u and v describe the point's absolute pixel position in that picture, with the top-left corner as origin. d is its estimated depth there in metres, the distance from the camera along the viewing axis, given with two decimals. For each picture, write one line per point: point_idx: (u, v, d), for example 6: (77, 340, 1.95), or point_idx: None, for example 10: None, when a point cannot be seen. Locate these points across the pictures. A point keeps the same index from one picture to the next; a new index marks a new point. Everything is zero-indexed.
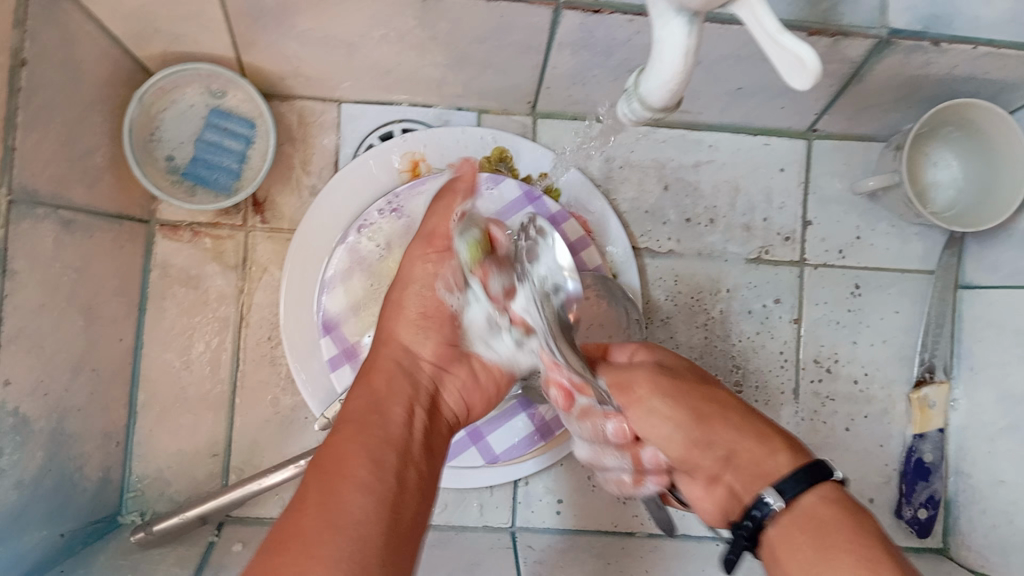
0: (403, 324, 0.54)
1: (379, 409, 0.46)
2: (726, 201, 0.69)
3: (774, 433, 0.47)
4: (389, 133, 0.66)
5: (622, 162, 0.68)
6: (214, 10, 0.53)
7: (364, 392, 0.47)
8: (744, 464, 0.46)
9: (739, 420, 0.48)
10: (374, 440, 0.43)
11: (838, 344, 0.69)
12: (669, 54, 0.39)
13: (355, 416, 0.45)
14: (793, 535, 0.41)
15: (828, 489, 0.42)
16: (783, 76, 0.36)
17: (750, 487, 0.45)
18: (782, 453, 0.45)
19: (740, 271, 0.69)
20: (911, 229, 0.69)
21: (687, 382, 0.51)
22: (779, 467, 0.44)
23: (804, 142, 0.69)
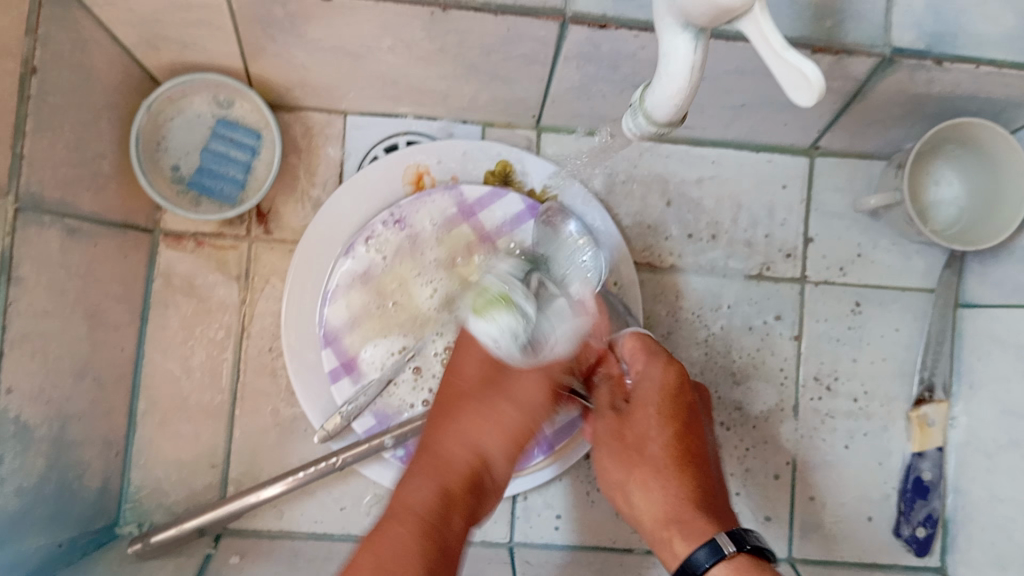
0: (487, 427, 0.50)
1: (445, 505, 0.48)
2: (728, 217, 0.69)
3: (676, 516, 0.49)
4: (394, 145, 0.67)
5: (626, 176, 0.69)
6: (222, 19, 0.53)
7: (440, 477, 0.49)
8: (647, 530, 0.51)
9: (653, 489, 0.50)
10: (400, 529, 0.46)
11: (838, 361, 0.69)
12: (675, 71, 0.39)
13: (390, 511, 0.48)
14: None
15: (734, 563, 0.45)
16: (788, 91, 0.36)
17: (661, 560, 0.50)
18: (677, 541, 0.48)
19: (740, 286, 0.69)
20: (912, 246, 0.70)
21: (634, 440, 0.52)
22: (677, 555, 0.48)
23: (806, 159, 0.69)
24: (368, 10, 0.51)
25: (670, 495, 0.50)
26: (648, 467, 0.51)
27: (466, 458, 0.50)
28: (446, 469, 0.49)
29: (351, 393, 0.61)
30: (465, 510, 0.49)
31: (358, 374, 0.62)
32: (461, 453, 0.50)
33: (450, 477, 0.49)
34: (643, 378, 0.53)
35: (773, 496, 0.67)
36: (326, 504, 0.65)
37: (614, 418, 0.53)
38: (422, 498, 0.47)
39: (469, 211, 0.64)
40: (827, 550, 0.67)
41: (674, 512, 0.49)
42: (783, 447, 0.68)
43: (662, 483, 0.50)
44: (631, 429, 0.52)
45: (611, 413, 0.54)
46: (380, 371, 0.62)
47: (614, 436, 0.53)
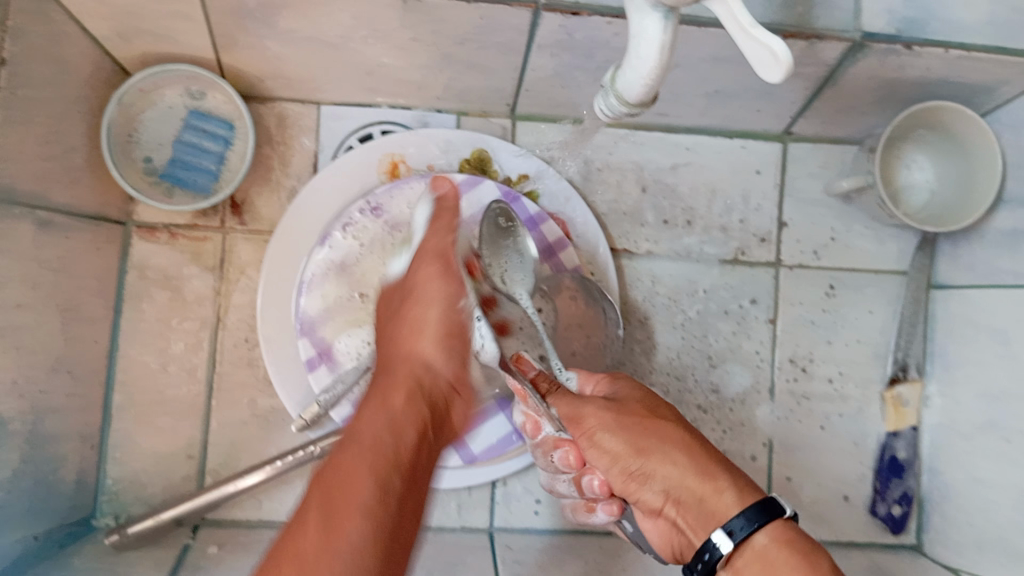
0: (423, 342, 0.52)
1: (402, 415, 0.46)
2: (703, 202, 0.69)
3: (721, 471, 0.46)
4: (369, 134, 0.67)
5: (601, 163, 0.69)
6: (195, 10, 0.53)
7: (381, 397, 0.47)
8: (684, 500, 0.46)
9: (687, 459, 0.47)
10: (374, 456, 0.42)
11: (813, 344, 0.70)
12: (643, 50, 0.39)
13: (360, 430, 0.44)
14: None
15: (781, 527, 0.43)
16: (755, 67, 0.37)
17: (704, 528, 0.44)
18: (728, 493, 0.45)
19: (716, 271, 0.69)
20: (884, 231, 0.70)
21: (644, 414, 0.49)
22: (727, 506, 0.44)
23: (779, 144, 0.70)
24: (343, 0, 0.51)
25: (697, 454, 0.47)
26: (672, 433, 0.48)
27: (431, 378, 0.51)
28: (386, 391, 0.48)
29: (328, 382, 0.61)
30: (419, 413, 0.47)
31: (335, 363, 0.62)
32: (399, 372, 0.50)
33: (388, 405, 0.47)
34: (614, 382, 0.53)
35: (752, 478, 0.68)
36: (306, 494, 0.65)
37: (609, 408, 0.49)
38: (371, 416, 0.45)
39: None
40: (808, 531, 0.67)
41: (711, 468, 0.46)
42: (760, 430, 0.68)
43: (690, 452, 0.47)
44: (631, 409, 0.49)
45: (602, 402, 0.50)
46: (358, 359, 0.62)
47: (620, 429, 0.48)
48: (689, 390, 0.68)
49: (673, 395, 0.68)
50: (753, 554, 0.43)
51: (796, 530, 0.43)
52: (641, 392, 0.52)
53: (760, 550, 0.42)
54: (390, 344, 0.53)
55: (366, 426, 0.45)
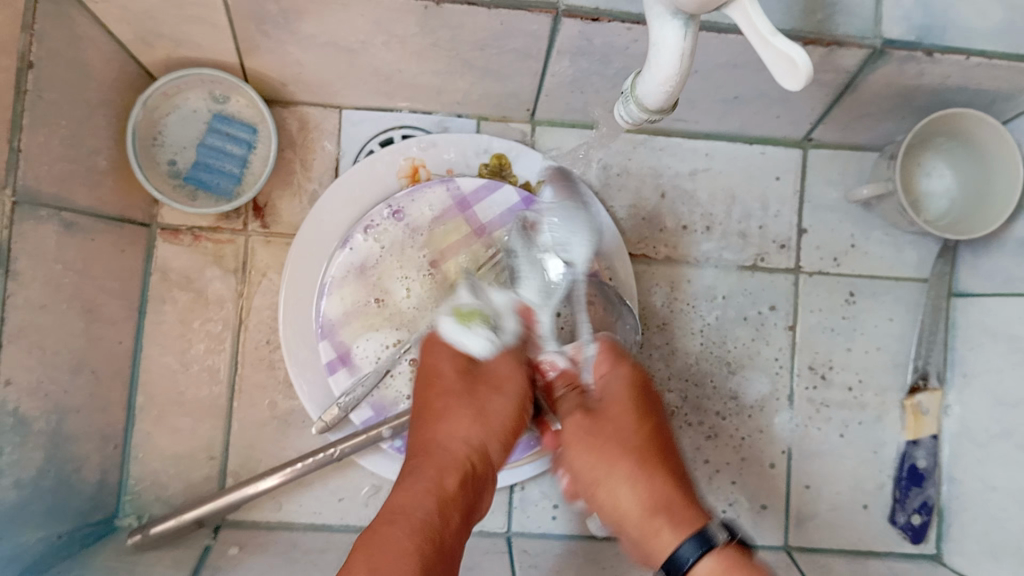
0: (468, 414, 0.52)
1: (438, 504, 0.46)
2: (722, 208, 0.70)
3: (663, 509, 0.47)
4: (389, 139, 0.67)
5: (620, 169, 0.69)
6: (216, 15, 0.53)
7: (425, 475, 0.48)
8: (631, 532, 0.48)
9: (634, 485, 0.48)
10: (409, 533, 0.44)
11: (833, 351, 0.69)
12: (666, 57, 0.39)
13: (400, 504, 0.46)
14: None
15: (723, 555, 0.44)
16: (776, 75, 0.37)
17: (648, 558, 0.47)
18: (666, 531, 0.46)
19: (735, 277, 0.69)
20: (904, 238, 0.70)
21: (614, 438, 0.50)
22: (665, 546, 0.46)
23: (799, 151, 0.70)
24: (361, 6, 0.51)
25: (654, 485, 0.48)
26: (627, 461, 0.49)
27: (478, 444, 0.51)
28: (430, 455, 0.50)
29: (347, 385, 0.62)
30: (466, 499, 0.48)
31: (354, 366, 0.63)
32: (452, 451, 0.50)
33: (438, 490, 0.47)
34: (609, 373, 0.54)
35: (769, 485, 0.68)
36: (324, 497, 0.65)
37: (588, 421, 0.51)
38: (417, 496, 0.47)
39: (464, 203, 0.64)
40: (826, 538, 0.67)
41: (661, 503, 0.47)
42: (778, 436, 0.68)
43: (643, 482, 0.48)
44: (604, 425, 0.51)
45: (582, 413, 0.52)
46: (375, 363, 0.63)
47: (591, 438, 0.50)
48: (707, 396, 0.68)
49: (690, 401, 0.68)
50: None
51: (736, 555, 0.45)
52: (631, 390, 0.54)
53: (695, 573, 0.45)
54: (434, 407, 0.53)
55: (404, 503, 0.46)
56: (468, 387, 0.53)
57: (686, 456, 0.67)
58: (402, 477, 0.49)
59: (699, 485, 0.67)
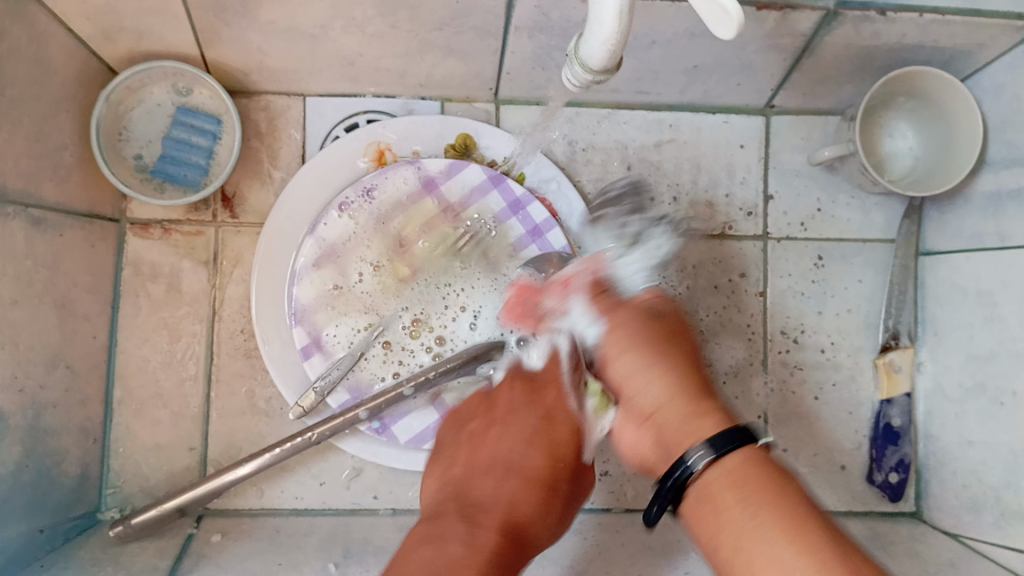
0: (521, 490, 0.55)
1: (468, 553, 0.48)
2: (689, 178, 0.70)
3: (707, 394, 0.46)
4: (355, 124, 0.67)
5: (585, 144, 0.69)
6: (175, 5, 0.54)
7: (483, 521, 0.52)
8: (668, 419, 0.45)
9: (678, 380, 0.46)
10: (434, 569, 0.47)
11: (805, 315, 0.70)
12: (607, 18, 0.39)
13: (449, 529, 0.50)
14: (717, 495, 0.40)
15: (754, 454, 0.41)
16: (710, 26, 0.38)
17: (684, 443, 0.43)
18: (705, 412, 0.44)
19: (705, 246, 0.70)
20: (870, 200, 0.71)
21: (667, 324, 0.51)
22: (699, 421, 0.44)
23: (762, 118, 0.70)
24: None
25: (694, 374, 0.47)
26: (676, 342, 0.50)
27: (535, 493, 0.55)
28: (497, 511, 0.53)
29: (323, 369, 0.62)
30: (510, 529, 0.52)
31: (328, 351, 0.63)
32: (514, 503, 0.54)
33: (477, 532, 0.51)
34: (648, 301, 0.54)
35: None
36: (307, 482, 0.65)
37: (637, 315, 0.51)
38: (448, 553, 0.48)
39: (431, 183, 0.65)
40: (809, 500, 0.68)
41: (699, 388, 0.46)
42: (754, 402, 0.69)
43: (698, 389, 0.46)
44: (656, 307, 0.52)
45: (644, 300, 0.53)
46: (347, 346, 0.63)
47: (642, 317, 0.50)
48: None
49: None
50: (720, 476, 0.41)
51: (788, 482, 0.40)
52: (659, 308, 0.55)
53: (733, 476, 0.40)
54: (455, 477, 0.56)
55: (454, 535, 0.50)
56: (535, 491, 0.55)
57: None
58: (424, 545, 0.49)
59: None
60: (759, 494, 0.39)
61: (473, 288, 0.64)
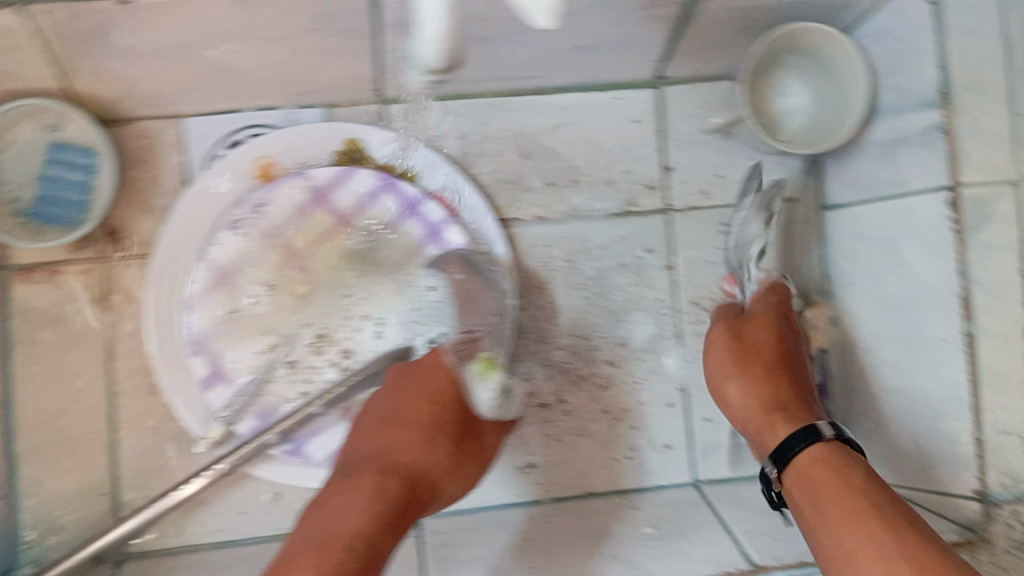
0: (441, 451, 0.55)
1: (386, 506, 0.50)
2: (585, 158, 0.69)
3: (779, 412, 0.57)
4: (235, 142, 0.65)
5: (478, 136, 0.67)
6: (27, 41, 0.51)
7: (399, 476, 0.52)
8: (750, 427, 0.59)
9: (754, 387, 0.60)
10: (353, 519, 0.48)
11: (714, 284, 0.70)
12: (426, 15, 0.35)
13: (366, 480, 0.51)
14: (813, 475, 0.52)
15: (823, 448, 0.53)
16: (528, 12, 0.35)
17: (763, 450, 0.57)
18: (779, 424, 0.56)
19: (609, 225, 0.69)
20: (769, 160, 0.70)
21: (770, 342, 0.62)
22: (778, 436, 0.56)
23: (652, 91, 0.69)
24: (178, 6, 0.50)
25: (782, 393, 0.59)
26: (758, 368, 0.60)
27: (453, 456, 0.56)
28: (415, 472, 0.54)
29: (228, 398, 0.61)
30: (422, 485, 0.53)
31: (230, 378, 0.62)
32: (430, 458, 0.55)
33: (380, 487, 0.51)
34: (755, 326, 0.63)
35: (670, 426, 0.69)
36: (226, 514, 0.64)
37: (728, 334, 0.64)
38: (349, 514, 0.48)
39: (321, 193, 0.64)
40: (734, 467, 0.69)
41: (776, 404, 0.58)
42: (671, 377, 0.69)
43: (763, 385, 0.59)
44: (749, 340, 0.62)
45: (732, 331, 0.63)
46: (250, 368, 0.62)
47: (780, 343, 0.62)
48: (596, 348, 0.69)
49: (580, 355, 0.68)
50: (807, 480, 0.52)
51: (854, 479, 0.50)
52: (772, 333, 0.62)
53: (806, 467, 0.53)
54: (369, 432, 0.57)
55: (365, 483, 0.51)
56: (459, 451, 0.56)
57: (584, 408, 0.68)
58: (330, 506, 0.49)
59: (599, 435, 0.68)
60: (821, 465, 0.52)
61: (375, 295, 0.64)
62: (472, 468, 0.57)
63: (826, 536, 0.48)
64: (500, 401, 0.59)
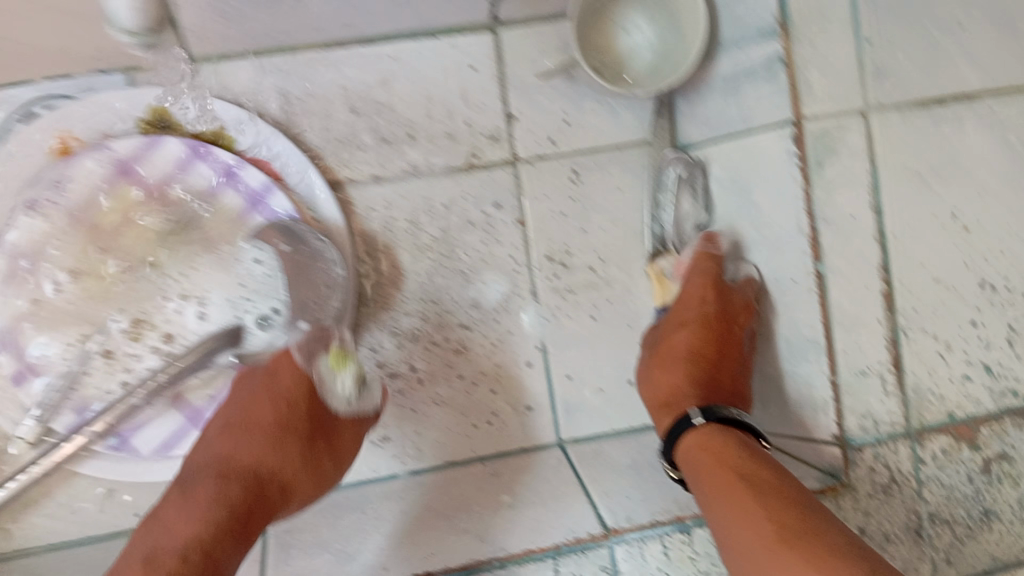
0: (293, 453, 0.54)
1: (222, 519, 0.48)
2: (422, 112, 0.65)
3: (669, 403, 0.58)
4: (31, 112, 0.61)
5: (300, 93, 0.64)
6: None
7: (240, 486, 0.51)
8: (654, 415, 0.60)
9: (658, 378, 0.60)
10: (184, 539, 0.46)
11: (568, 236, 0.67)
12: None
13: (201, 492, 0.50)
14: (695, 457, 0.52)
15: (694, 435, 0.53)
16: None
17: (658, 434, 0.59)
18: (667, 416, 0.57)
19: (452, 182, 0.66)
20: (618, 102, 0.67)
21: (686, 327, 0.61)
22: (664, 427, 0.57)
23: (490, 35, 0.65)
24: None
25: (682, 379, 0.59)
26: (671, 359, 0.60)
27: (307, 456, 0.55)
28: (261, 476, 0.53)
29: (42, 395, 0.59)
30: (270, 491, 0.53)
31: (44, 371, 0.59)
32: (280, 461, 0.54)
33: (218, 496, 0.50)
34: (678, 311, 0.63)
35: (531, 386, 0.66)
36: (60, 512, 0.62)
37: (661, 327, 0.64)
38: (176, 533, 0.47)
39: (126, 166, 0.61)
40: (600, 424, 0.66)
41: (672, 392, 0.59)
42: (528, 336, 0.66)
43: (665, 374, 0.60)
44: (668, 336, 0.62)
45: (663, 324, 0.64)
46: (63, 356, 0.60)
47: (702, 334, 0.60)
48: (448, 311, 0.66)
49: (430, 320, 0.65)
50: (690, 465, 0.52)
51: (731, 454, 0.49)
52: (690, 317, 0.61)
53: (687, 454, 0.53)
54: (215, 436, 0.55)
55: (202, 496, 0.49)
56: (312, 449, 0.55)
57: (438, 376, 0.65)
58: (163, 518, 0.48)
59: (457, 401, 0.65)
60: (703, 453, 0.51)
61: (195, 270, 0.63)
62: (327, 468, 0.56)
63: (704, 504, 0.48)
64: (357, 394, 0.58)
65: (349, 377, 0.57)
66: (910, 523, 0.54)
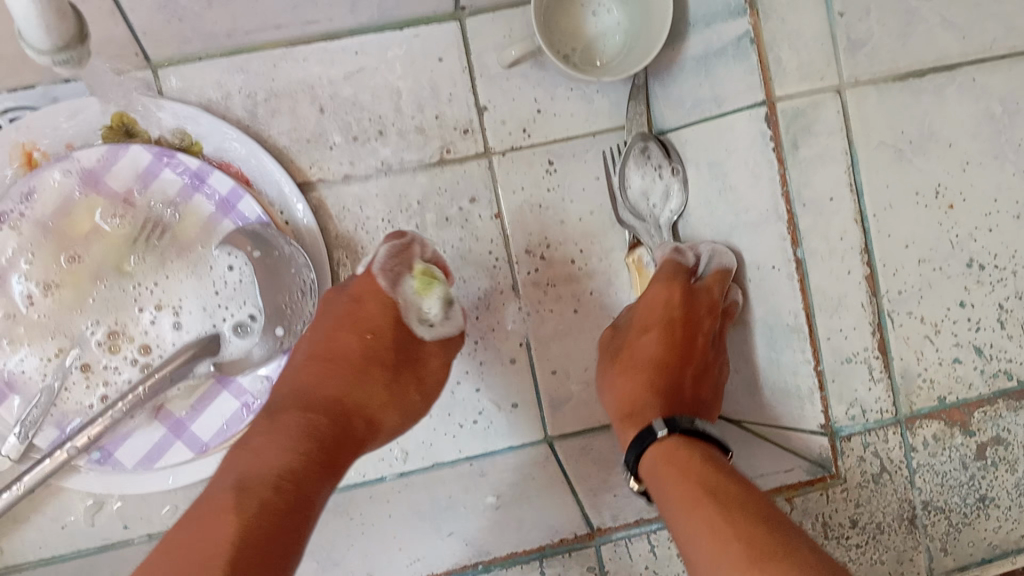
0: (379, 384, 0.56)
1: (314, 444, 0.49)
2: (390, 107, 0.64)
3: (635, 410, 0.55)
4: None
5: (265, 93, 0.63)
6: None
7: (328, 416, 0.52)
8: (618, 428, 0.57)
9: (622, 385, 0.57)
10: (286, 456, 0.47)
11: (547, 227, 0.65)
12: None
13: (291, 420, 0.50)
14: (661, 470, 0.49)
15: (660, 447, 0.50)
16: None
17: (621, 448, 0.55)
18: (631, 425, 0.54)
19: (424, 178, 0.64)
20: (591, 88, 0.65)
21: (649, 337, 0.59)
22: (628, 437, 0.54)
23: (455, 23, 0.64)
24: None
25: (646, 387, 0.56)
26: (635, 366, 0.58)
27: (392, 385, 0.56)
28: (345, 405, 0.54)
29: (20, 410, 0.58)
30: (354, 424, 0.54)
31: (21, 389, 0.59)
32: (360, 393, 0.55)
33: (307, 423, 0.50)
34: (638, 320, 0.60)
35: (517, 382, 0.64)
36: (45, 528, 0.61)
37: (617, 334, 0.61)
38: (278, 453, 0.47)
39: (92, 176, 0.60)
40: (589, 418, 0.65)
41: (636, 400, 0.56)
42: (512, 331, 0.65)
43: (630, 379, 0.57)
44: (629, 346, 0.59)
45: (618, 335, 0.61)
46: (38, 372, 0.59)
47: (667, 340, 0.58)
48: None
49: None
50: (655, 480, 0.49)
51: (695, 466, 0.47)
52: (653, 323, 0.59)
53: (650, 468, 0.50)
54: (296, 371, 0.55)
55: (293, 423, 0.50)
56: (397, 379, 0.57)
57: None
58: (251, 447, 0.48)
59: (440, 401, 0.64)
60: (666, 468, 0.48)
61: (169, 280, 0.61)
62: (413, 397, 0.58)
63: (670, 517, 0.45)
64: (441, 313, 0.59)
65: (435, 300, 0.59)
66: (903, 512, 0.51)
